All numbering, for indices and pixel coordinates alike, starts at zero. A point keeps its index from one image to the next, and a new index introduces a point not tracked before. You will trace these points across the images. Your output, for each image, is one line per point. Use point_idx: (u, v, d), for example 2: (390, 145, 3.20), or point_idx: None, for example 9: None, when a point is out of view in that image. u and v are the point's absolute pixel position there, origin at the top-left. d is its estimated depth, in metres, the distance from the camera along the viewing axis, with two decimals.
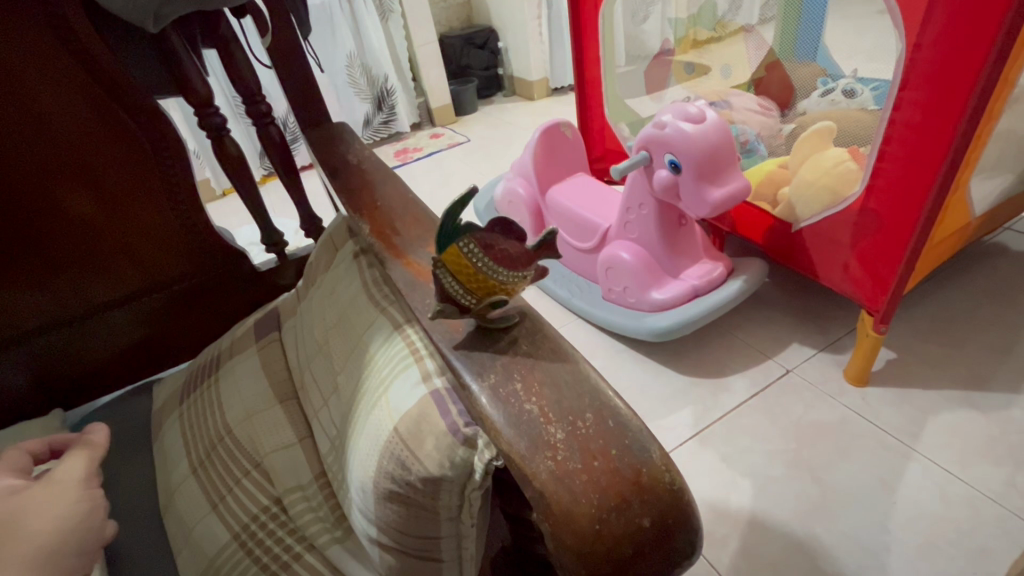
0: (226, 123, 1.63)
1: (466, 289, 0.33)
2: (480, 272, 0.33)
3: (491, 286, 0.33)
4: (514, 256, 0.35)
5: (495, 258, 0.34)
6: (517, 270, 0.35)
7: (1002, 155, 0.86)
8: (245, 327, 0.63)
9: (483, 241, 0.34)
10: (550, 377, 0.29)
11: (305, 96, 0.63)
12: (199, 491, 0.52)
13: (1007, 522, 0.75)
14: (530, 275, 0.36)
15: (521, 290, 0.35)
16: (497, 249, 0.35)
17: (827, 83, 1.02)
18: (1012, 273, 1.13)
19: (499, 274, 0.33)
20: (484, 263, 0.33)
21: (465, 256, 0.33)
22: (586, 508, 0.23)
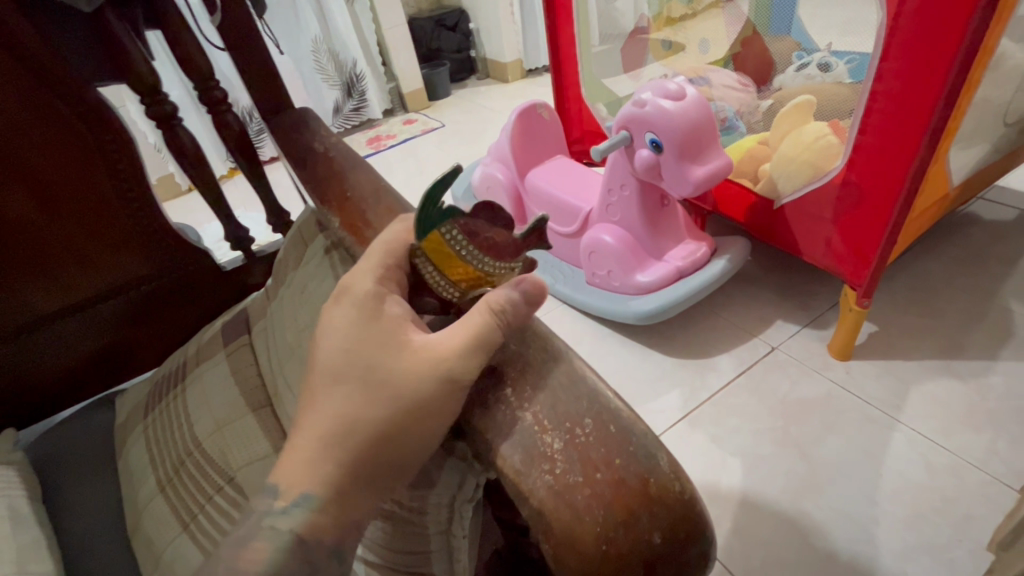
0: (178, 116, 1.55)
1: (448, 281, 0.33)
2: (461, 263, 0.32)
3: (474, 277, 0.32)
4: (500, 246, 0.33)
5: (482, 249, 0.32)
6: (505, 263, 0.33)
7: (980, 122, 0.86)
8: (212, 331, 0.58)
9: (468, 227, 0.32)
10: (543, 381, 0.26)
11: (264, 79, 0.58)
12: (167, 509, 0.47)
13: (990, 487, 0.76)
14: (519, 266, 0.33)
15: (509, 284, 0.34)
16: (483, 238, 0.32)
17: (802, 58, 1.02)
18: (985, 241, 1.15)
19: (483, 264, 0.32)
20: (467, 253, 0.32)
21: (448, 243, 0.32)
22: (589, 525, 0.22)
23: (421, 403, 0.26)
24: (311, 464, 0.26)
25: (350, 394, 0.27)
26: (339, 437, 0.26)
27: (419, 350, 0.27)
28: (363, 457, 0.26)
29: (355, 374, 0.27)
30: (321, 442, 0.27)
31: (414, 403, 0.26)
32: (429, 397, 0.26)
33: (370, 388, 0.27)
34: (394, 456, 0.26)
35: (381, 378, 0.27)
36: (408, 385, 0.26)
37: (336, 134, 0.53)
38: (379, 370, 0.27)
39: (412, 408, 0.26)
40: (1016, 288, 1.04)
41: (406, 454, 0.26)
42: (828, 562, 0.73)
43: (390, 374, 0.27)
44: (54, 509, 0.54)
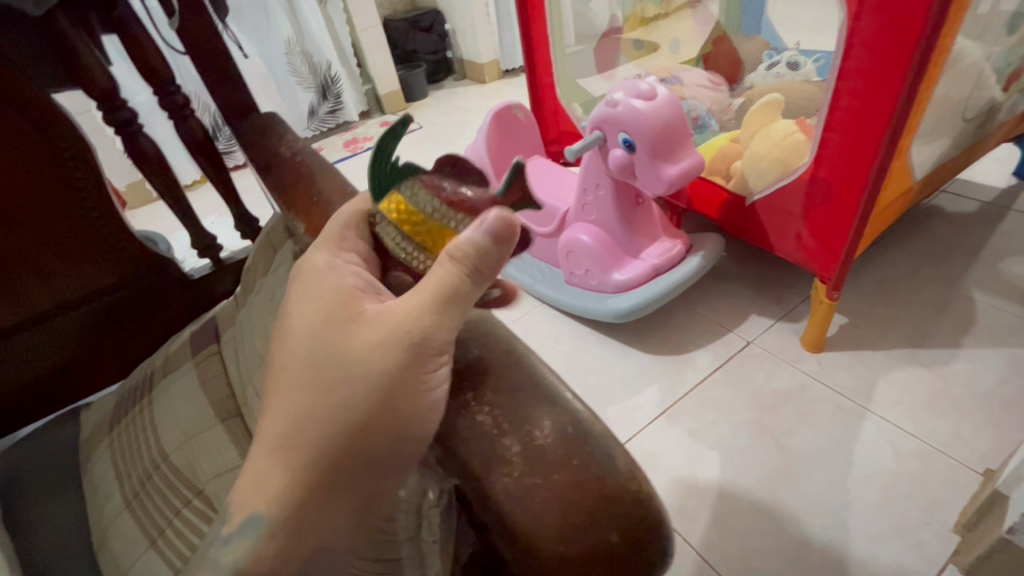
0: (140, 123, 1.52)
1: (419, 246, 0.34)
2: (428, 223, 0.33)
3: (444, 237, 0.33)
4: (471, 201, 0.33)
5: (448, 204, 0.33)
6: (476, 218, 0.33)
7: (939, 118, 0.89)
8: (180, 340, 0.57)
9: (432, 185, 0.34)
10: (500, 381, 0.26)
11: (225, 81, 0.57)
12: (133, 526, 0.46)
13: (956, 470, 0.79)
14: None
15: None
16: (450, 192, 0.34)
17: (770, 57, 1.03)
18: (948, 233, 1.18)
19: (451, 220, 0.33)
20: (432, 211, 0.33)
21: (411, 203, 0.34)
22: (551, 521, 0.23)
23: (380, 376, 0.27)
24: (283, 458, 0.28)
25: (304, 396, 0.29)
26: (306, 425, 0.28)
27: (376, 328, 0.29)
28: (331, 446, 0.27)
29: (312, 374, 0.29)
30: (283, 445, 0.28)
31: (371, 380, 0.27)
32: (388, 369, 0.27)
33: (331, 372, 0.28)
34: (356, 452, 0.27)
35: (342, 362, 0.29)
36: (366, 362, 0.28)
37: (303, 138, 0.51)
38: (341, 354, 0.29)
39: (370, 385, 0.27)
40: (978, 277, 1.07)
41: (365, 450, 0.27)
42: (804, 550, 0.75)
43: (349, 353, 0.28)
44: (17, 529, 0.53)
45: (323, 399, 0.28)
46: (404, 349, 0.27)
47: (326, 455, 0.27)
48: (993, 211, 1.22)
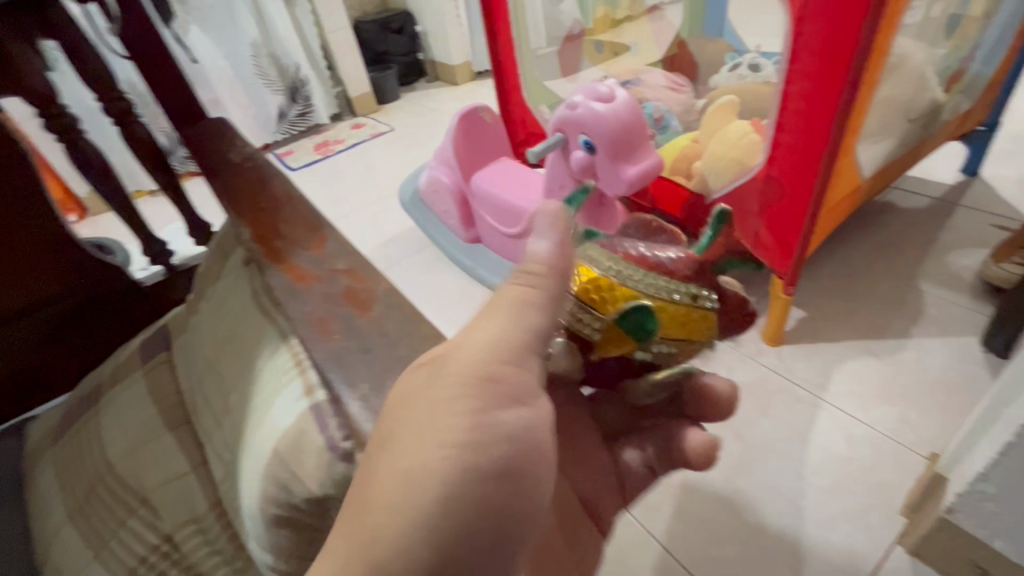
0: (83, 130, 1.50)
1: (592, 304, 0.38)
2: (605, 280, 0.38)
3: (623, 295, 0.38)
4: (661, 263, 0.40)
5: (628, 259, 0.40)
6: (670, 277, 0.39)
7: (884, 118, 0.92)
8: (130, 349, 0.56)
9: (611, 247, 0.41)
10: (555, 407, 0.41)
11: (169, 85, 0.56)
12: (78, 536, 0.47)
13: (903, 455, 0.82)
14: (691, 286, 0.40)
15: (677, 302, 0.39)
16: (638, 251, 0.40)
17: (734, 59, 1.14)
18: (901, 228, 1.23)
19: (635, 280, 0.38)
20: (609, 269, 0.39)
21: (583, 259, 0.39)
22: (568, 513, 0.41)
23: (485, 414, 0.28)
24: (411, 558, 0.25)
25: (406, 456, 0.27)
26: (429, 502, 0.26)
27: (457, 370, 0.29)
28: (473, 508, 0.26)
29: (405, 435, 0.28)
30: (394, 518, 0.26)
31: (477, 421, 0.28)
32: (477, 405, 0.28)
33: (424, 425, 0.27)
34: (472, 503, 0.26)
35: (434, 420, 0.27)
36: (462, 411, 0.28)
37: (254, 145, 0.51)
38: (430, 414, 0.28)
39: (482, 425, 0.27)
40: (928, 270, 1.12)
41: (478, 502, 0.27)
42: (760, 536, 0.77)
43: (442, 397, 0.28)
44: None
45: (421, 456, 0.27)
46: (493, 377, 0.29)
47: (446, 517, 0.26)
48: (941, 206, 1.28)
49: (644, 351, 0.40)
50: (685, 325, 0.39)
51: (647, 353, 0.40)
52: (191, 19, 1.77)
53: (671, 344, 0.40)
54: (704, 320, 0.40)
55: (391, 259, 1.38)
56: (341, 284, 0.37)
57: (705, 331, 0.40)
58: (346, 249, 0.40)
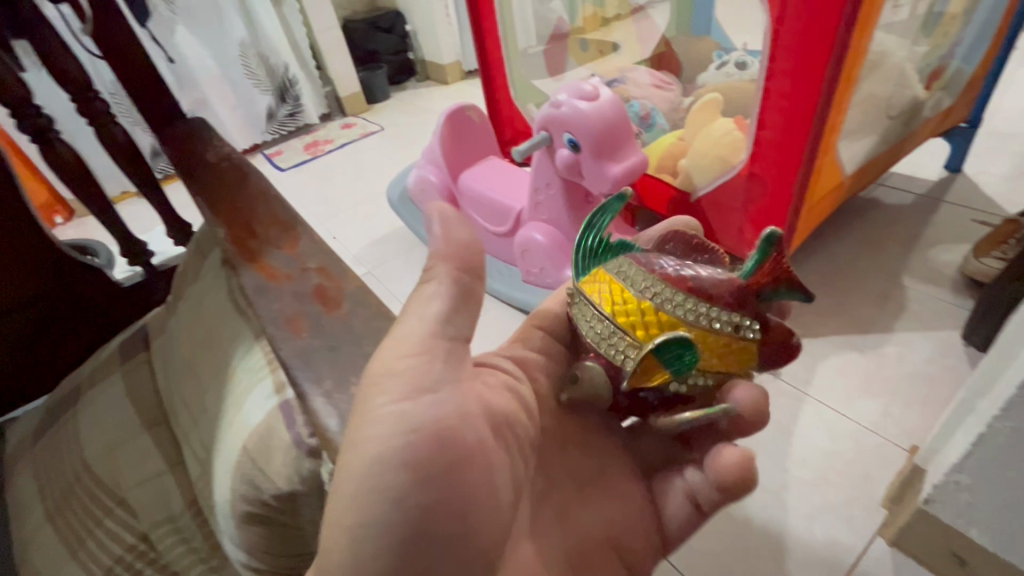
0: (61, 131, 1.49)
1: (625, 329, 0.39)
2: (640, 301, 0.39)
3: (662, 320, 0.39)
4: (704, 288, 0.40)
5: (667, 280, 0.40)
6: (711, 303, 0.39)
7: (866, 115, 0.93)
8: (108, 350, 0.56)
9: (647, 264, 0.41)
10: (585, 442, 0.46)
11: (143, 84, 0.56)
12: (54, 538, 0.46)
13: (884, 448, 0.83)
14: (730, 311, 0.40)
15: (717, 330, 0.39)
16: (673, 271, 0.41)
17: (721, 57, 1.12)
18: (885, 224, 1.25)
19: (674, 305, 0.39)
20: (645, 290, 0.40)
21: (619, 278, 0.41)
22: (597, 551, 0.42)
23: (402, 408, 0.29)
24: (374, 534, 0.27)
25: (354, 447, 0.28)
26: (364, 500, 0.27)
27: (376, 372, 0.30)
28: (408, 496, 0.28)
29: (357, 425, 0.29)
30: (350, 504, 0.27)
31: (398, 415, 0.29)
32: (416, 393, 0.30)
33: (372, 418, 0.29)
34: (424, 481, 0.28)
35: (364, 419, 0.29)
36: (384, 407, 0.29)
37: (231, 145, 0.50)
38: (357, 414, 0.29)
39: (401, 420, 0.29)
40: (912, 265, 1.13)
41: (431, 479, 0.28)
42: (743, 529, 0.78)
43: (379, 390, 0.29)
44: None
45: (372, 444, 0.28)
46: (408, 370, 0.30)
47: (399, 493, 0.27)
48: (926, 202, 1.29)
49: (678, 383, 0.39)
50: (725, 356, 0.40)
51: (681, 386, 0.39)
52: (178, 18, 1.75)
53: (709, 375, 0.40)
54: (744, 352, 0.40)
55: (381, 259, 1.38)
56: (311, 282, 0.38)
57: (745, 363, 0.41)
58: (319, 248, 0.41)
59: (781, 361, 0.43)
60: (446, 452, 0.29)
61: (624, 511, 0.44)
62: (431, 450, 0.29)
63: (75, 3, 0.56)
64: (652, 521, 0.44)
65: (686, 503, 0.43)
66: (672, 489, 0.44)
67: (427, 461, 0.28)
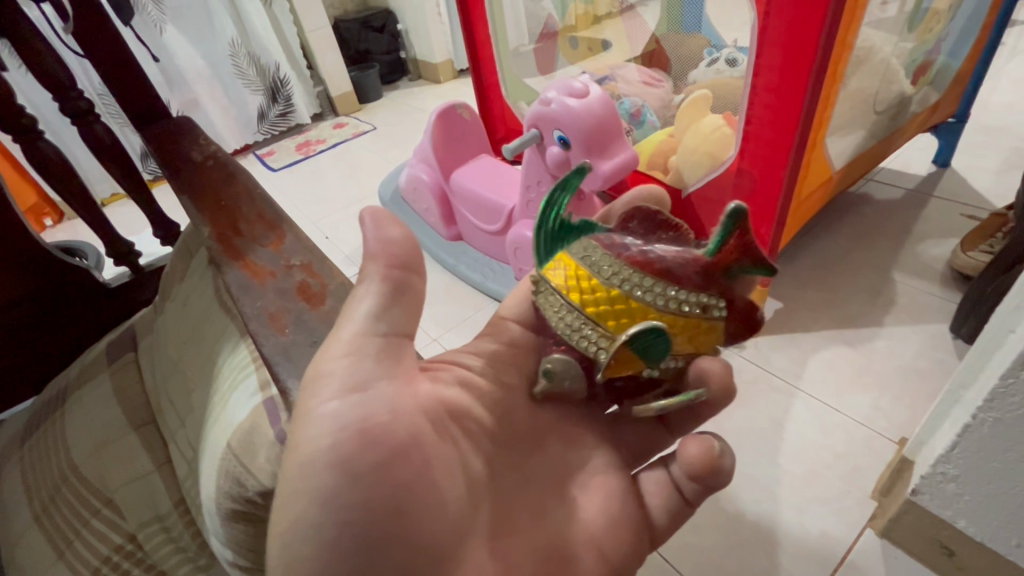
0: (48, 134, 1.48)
1: (593, 320, 0.39)
2: (607, 289, 0.38)
3: (631, 309, 0.38)
4: (671, 270, 0.39)
5: (634, 264, 0.39)
6: (679, 286, 0.38)
7: (853, 110, 0.94)
8: (95, 351, 0.56)
9: (612, 248, 0.40)
10: (564, 435, 0.45)
11: (128, 85, 0.56)
12: (42, 540, 0.46)
13: (874, 441, 0.84)
14: (698, 292, 0.39)
15: (685, 314, 0.38)
16: (639, 253, 0.39)
17: (712, 54, 1.04)
18: (874, 219, 1.26)
19: (641, 291, 0.38)
20: (610, 277, 0.39)
21: (583, 264, 0.40)
22: (577, 546, 0.40)
23: (331, 409, 0.30)
24: (313, 529, 0.28)
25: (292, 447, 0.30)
26: (302, 498, 0.28)
27: (309, 375, 0.31)
28: (342, 489, 0.28)
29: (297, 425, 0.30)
30: (288, 501, 0.29)
31: (330, 416, 0.30)
32: (348, 391, 0.31)
33: (307, 418, 0.30)
34: (356, 475, 0.29)
35: (301, 420, 0.30)
36: (317, 408, 0.30)
37: (217, 143, 0.50)
38: (297, 416, 0.31)
39: (330, 420, 0.30)
40: (902, 260, 1.14)
41: (361, 473, 0.29)
42: (736, 524, 0.79)
43: (313, 391, 0.31)
44: None
45: (308, 443, 0.29)
46: (339, 373, 0.31)
47: (331, 487, 0.28)
48: (916, 197, 1.30)
49: (651, 368, 0.40)
50: (693, 338, 0.39)
51: (655, 370, 0.40)
52: (167, 17, 1.72)
53: (679, 358, 0.40)
54: (713, 331, 0.40)
55: None
56: (295, 279, 0.38)
57: (712, 341, 0.40)
58: (304, 245, 0.41)
59: (747, 335, 0.42)
60: (382, 446, 0.30)
61: (607, 506, 0.43)
62: (363, 445, 0.29)
63: (55, 2, 0.55)
64: (637, 514, 0.44)
65: (668, 490, 0.45)
66: (654, 477, 0.46)
67: (357, 455, 0.29)
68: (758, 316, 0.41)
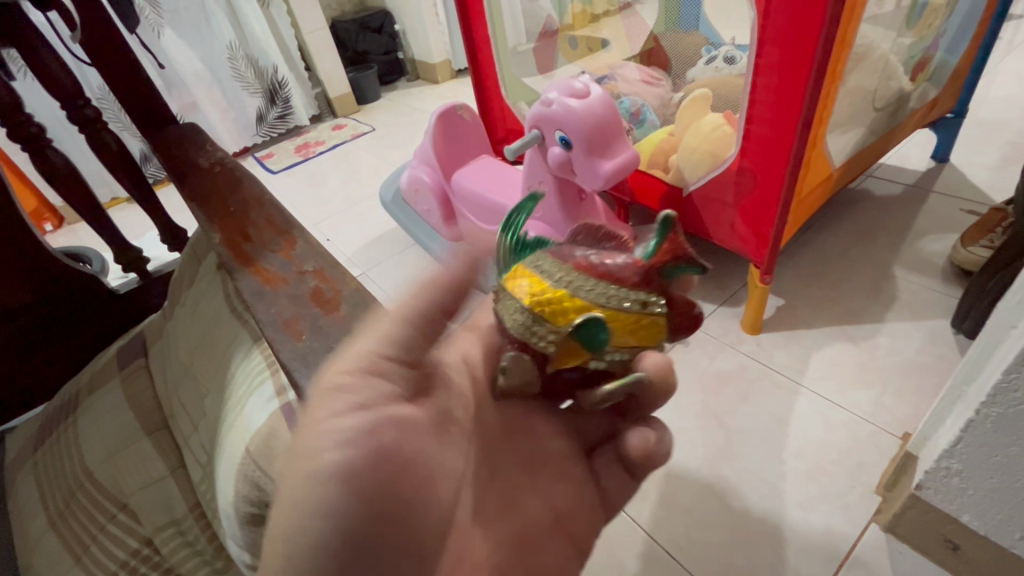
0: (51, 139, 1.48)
1: (542, 316, 0.38)
2: (553, 289, 0.39)
3: (575, 305, 0.38)
4: (611, 269, 0.39)
5: (579, 268, 0.40)
6: (620, 283, 0.39)
7: (853, 108, 0.94)
8: (107, 356, 0.56)
9: (557, 254, 0.41)
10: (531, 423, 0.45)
11: (138, 92, 0.56)
12: (59, 544, 0.47)
13: (878, 437, 0.84)
14: (638, 289, 0.39)
15: (626, 309, 0.38)
16: (580, 256, 0.40)
17: (710, 52, 1.05)
18: (874, 215, 1.26)
19: (584, 289, 0.39)
20: (556, 278, 0.39)
21: (535, 270, 0.40)
22: (545, 534, 0.42)
23: (342, 426, 0.29)
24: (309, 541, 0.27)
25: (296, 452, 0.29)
26: (302, 508, 0.27)
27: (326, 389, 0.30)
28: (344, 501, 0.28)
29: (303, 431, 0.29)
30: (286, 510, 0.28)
31: (338, 425, 0.29)
32: (358, 400, 0.30)
33: (314, 422, 0.29)
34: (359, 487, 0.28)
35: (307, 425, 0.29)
36: (327, 413, 0.29)
37: (225, 149, 0.50)
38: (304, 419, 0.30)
39: (337, 437, 0.29)
40: (903, 256, 1.14)
41: (366, 486, 0.28)
42: (742, 520, 0.79)
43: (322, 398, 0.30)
44: None
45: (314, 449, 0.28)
46: (355, 392, 0.30)
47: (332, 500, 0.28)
48: (915, 193, 1.31)
49: (597, 360, 0.40)
50: (636, 332, 0.40)
51: (599, 362, 0.40)
52: (165, 21, 1.73)
53: (622, 351, 0.40)
54: (655, 326, 0.40)
55: (375, 260, 1.38)
56: (308, 285, 0.38)
57: (657, 336, 0.41)
58: (316, 251, 0.42)
59: (688, 332, 0.43)
60: (382, 456, 0.29)
61: (571, 491, 0.45)
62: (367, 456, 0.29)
63: (62, 10, 0.56)
64: (596, 493, 0.46)
65: (620, 469, 0.47)
66: (609, 459, 0.47)
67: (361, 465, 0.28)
68: (697, 310, 0.42)
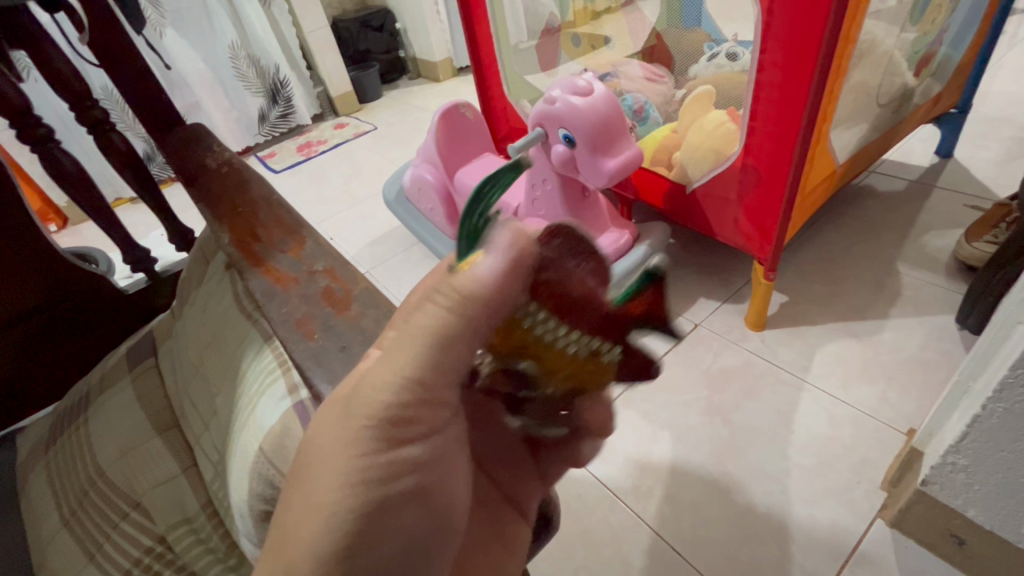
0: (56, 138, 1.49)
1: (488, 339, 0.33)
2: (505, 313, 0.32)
3: (522, 337, 0.33)
4: (572, 306, 0.33)
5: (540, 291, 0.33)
6: (576, 327, 0.33)
7: (857, 103, 0.94)
8: (115, 356, 0.57)
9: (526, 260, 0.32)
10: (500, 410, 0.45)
11: (143, 92, 0.56)
12: (73, 542, 0.47)
13: (882, 432, 0.84)
14: (590, 338, 0.34)
15: (569, 355, 0.34)
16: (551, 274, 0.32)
17: (712, 48, 1.05)
18: (878, 211, 1.26)
19: (534, 325, 0.33)
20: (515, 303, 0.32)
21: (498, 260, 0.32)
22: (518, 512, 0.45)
23: (389, 453, 0.30)
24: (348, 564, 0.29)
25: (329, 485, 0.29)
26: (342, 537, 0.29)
27: (361, 417, 0.30)
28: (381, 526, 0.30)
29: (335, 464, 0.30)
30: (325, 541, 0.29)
31: (372, 456, 0.30)
32: (386, 431, 0.30)
33: (348, 455, 0.30)
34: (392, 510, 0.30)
35: (339, 459, 0.30)
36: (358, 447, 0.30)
37: (231, 149, 0.51)
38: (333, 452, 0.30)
39: (384, 468, 0.30)
40: (906, 251, 1.14)
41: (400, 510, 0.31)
42: (748, 516, 0.79)
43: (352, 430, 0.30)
44: None
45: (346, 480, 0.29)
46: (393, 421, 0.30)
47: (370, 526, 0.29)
48: (919, 188, 1.30)
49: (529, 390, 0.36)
50: (573, 375, 0.35)
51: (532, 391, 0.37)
52: (167, 21, 1.73)
53: (559, 387, 0.36)
54: (599, 372, 0.36)
55: (379, 259, 1.39)
56: (319, 284, 0.38)
57: (600, 380, 0.36)
58: (324, 250, 0.42)
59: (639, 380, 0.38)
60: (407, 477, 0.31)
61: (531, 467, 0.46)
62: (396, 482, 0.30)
63: (69, 12, 0.56)
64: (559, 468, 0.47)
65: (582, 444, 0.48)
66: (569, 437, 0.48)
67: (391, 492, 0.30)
68: (652, 369, 0.37)
